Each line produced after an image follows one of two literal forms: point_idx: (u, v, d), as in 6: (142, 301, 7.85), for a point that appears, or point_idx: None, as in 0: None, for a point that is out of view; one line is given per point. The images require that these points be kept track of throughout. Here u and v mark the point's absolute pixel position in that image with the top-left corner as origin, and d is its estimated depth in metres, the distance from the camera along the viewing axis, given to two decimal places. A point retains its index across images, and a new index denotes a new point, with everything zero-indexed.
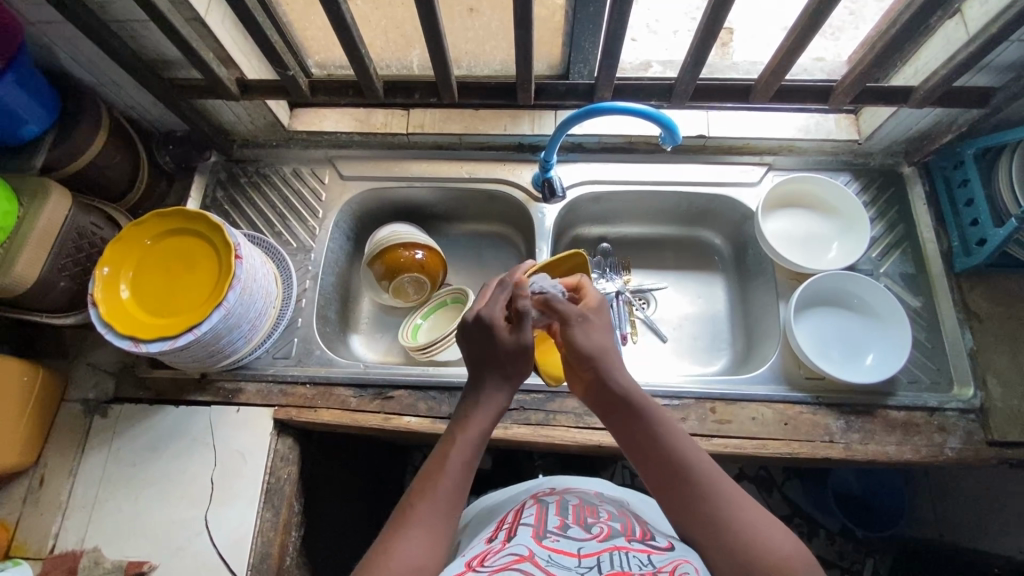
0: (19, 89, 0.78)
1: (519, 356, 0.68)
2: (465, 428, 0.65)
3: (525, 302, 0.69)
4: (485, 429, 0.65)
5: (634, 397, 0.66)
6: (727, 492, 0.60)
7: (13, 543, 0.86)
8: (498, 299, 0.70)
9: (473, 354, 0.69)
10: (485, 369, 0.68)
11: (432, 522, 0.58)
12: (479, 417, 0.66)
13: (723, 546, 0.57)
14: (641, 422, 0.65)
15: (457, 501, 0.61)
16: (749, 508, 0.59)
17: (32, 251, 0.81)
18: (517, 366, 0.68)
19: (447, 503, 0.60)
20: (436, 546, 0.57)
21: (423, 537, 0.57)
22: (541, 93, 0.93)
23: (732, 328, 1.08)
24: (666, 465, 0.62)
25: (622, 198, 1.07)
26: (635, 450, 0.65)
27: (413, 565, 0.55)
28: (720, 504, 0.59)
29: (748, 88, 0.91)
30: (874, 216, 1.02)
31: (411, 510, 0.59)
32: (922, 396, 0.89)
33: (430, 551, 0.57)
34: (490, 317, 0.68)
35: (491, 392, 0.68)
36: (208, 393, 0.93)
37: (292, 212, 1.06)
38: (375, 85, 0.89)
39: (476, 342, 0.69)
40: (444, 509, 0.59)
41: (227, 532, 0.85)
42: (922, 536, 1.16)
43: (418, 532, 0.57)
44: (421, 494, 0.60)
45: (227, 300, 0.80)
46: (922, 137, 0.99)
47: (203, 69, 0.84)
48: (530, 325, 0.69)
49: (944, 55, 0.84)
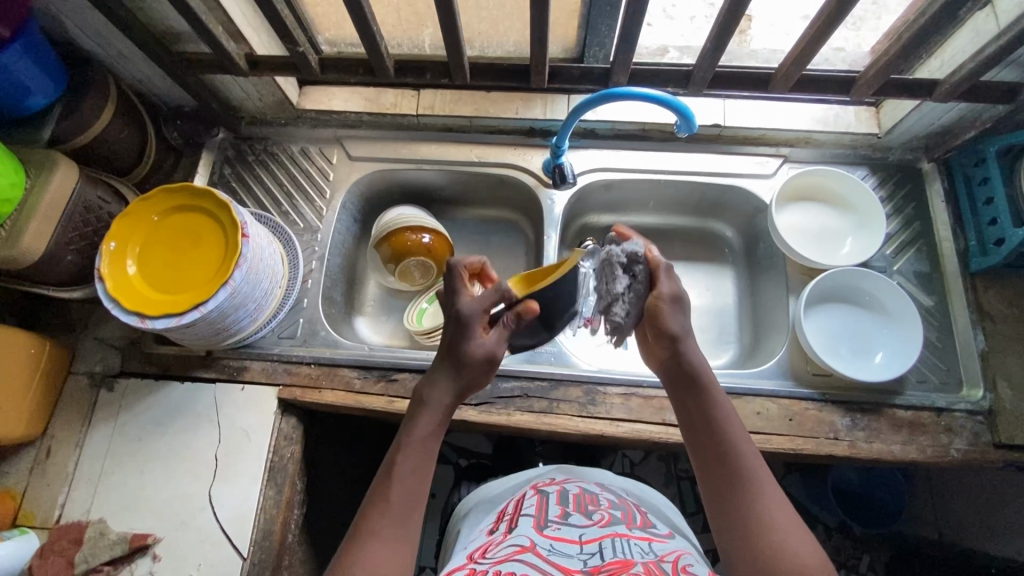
0: (27, 59, 0.77)
1: (482, 368, 0.69)
2: (412, 432, 0.65)
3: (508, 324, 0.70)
4: (432, 436, 0.66)
5: (703, 377, 0.68)
6: (761, 484, 0.61)
7: (21, 512, 0.87)
8: (490, 296, 0.70)
9: (445, 343, 0.70)
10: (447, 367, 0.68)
11: (388, 533, 0.60)
12: (425, 421, 0.66)
13: (744, 534, 0.59)
14: (703, 401, 0.67)
15: (410, 509, 0.62)
16: (774, 501, 0.60)
17: (39, 224, 0.80)
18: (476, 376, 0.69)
19: (399, 513, 0.61)
20: (397, 558, 0.59)
21: (384, 551, 0.58)
22: (556, 77, 0.91)
23: (740, 322, 1.07)
24: (713, 447, 0.64)
25: (634, 186, 1.05)
26: (689, 429, 0.67)
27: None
28: (754, 493, 0.61)
29: (768, 77, 0.89)
30: (890, 212, 1.00)
31: (368, 524, 0.60)
32: (930, 395, 0.89)
33: (393, 561, 0.58)
34: (474, 320, 0.68)
35: (439, 392, 0.67)
36: (213, 370, 0.93)
37: (300, 191, 1.05)
38: (386, 64, 0.87)
39: (454, 336, 0.69)
40: (399, 519, 0.61)
41: (231, 508, 0.86)
42: (920, 535, 1.16)
43: (375, 547, 0.58)
44: (374, 508, 0.61)
45: (233, 279, 0.79)
46: (943, 133, 0.96)
47: (212, 43, 0.82)
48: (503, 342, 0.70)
49: (973, 48, 0.81)
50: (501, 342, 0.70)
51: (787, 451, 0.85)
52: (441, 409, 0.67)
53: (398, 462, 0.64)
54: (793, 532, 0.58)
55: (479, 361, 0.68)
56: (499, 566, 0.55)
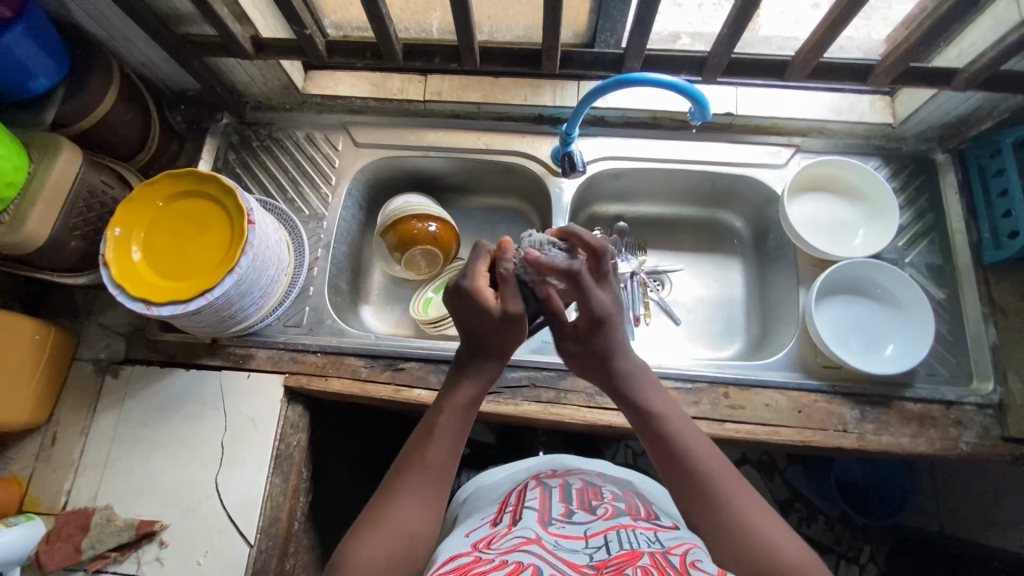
0: (29, 42, 0.75)
1: (510, 326, 0.65)
2: (452, 401, 0.66)
3: (509, 274, 0.65)
4: (475, 401, 0.66)
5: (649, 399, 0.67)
6: (729, 481, 0.61)
7: (26, 498, 0.87)
8: (477, 265, 0.68)
9: (462, 327, 0.68)
10: (475, 341, 0.67)
11: (417, 489, 0.61)
12: (468, 388, 0.67)
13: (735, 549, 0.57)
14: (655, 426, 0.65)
15: (444, 470, 0.63)
16: (744, 496, 0.61)
17: (42, 209, 0.79)
18: (509, 336, 0.66)
19: (436, 474, 0.62)
20: (428, 513, 0.60)
21: (417, 506, 0.60)
22: (567, 63, 0.90)
23: (748, 313, 1.07)
24: (678, 465, 0.63)
25: (644, 175, 1.04)
26: (646, 443, 0.66)
27: (406, 532, 0.58)
28: (724, 493, 0.60)
29: (784, 64, 0.87)
30: (903, 203, 0.98)
31: (400, 481, 0.62)
32: (940, 388, 0.88)
33: (423, 517, 0.60)
34: (471, 288, 0.65)
35: (482, 363, 0.68)
36: (218, 358, 0.93)
37: (305, 178, 1.04)
38: (394, 48, 0.85)
39: (462, 312, 0.67)
40: (432, 479, 0.62)
41: (237, 495, 0.86)
42: (923, 526, 1.16)
43: (408, 500, 0.60)
44: (408, 465, 0.62)
45: (240, 266, 0.79)
46: (960, 123, 0.95)
47: (218, 25, 0.80)
48: (517, 292, 0.65)
49: (994, 36, 0.79)
50: (514, 297, 0.65)
51: (796, 443, 0.85)
52: (487, 374, 0.68)
53: (439, 422, 0.65)
54: (768, 520, 0.59)
55: (502, 321, 0.65)
56: (506, 556, 0.54)
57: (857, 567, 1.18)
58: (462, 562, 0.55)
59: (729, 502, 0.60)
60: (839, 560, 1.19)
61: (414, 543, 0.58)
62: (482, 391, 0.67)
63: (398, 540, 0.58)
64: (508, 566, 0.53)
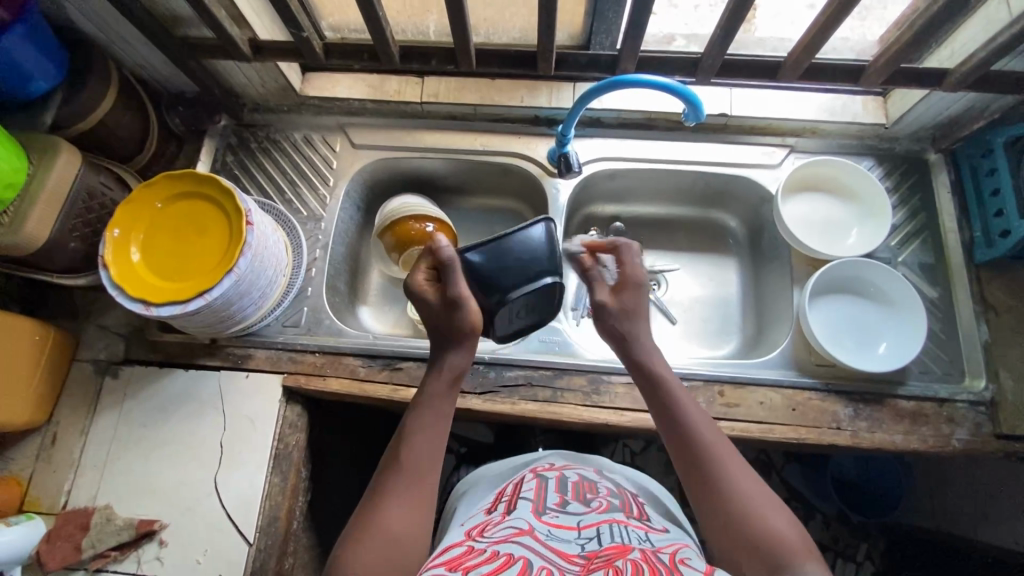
0: (27, 44, 0.76)
1: (454, 311, 0.70)
2: (420, 397, 0.69)
3: (439, 262, 0.71)
4: (444, 394, 0.69)
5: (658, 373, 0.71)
6: (728, 459, 0.63)
7: (26, 498, 0.87)
8: (418, 266, 0.74)
9: (424, 327, 0.73)
10: (436, 337, 0.71)
11: (400, 492, 0.62)
12: (433, 381, 0.70)
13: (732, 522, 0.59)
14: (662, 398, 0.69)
15: (428, 472, 0.64)
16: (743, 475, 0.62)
17: (42, 210, 0.80)
18: (460, 321, 0.70)
19: (416, 473, 0.63)
20: (414, 515, 0.61)
21: (400, 507, 0.61)
22: (562, 65, 0.91)
23: (743, 312, 1.08)
24: (681, 435, 0.66)
25: (640, 175, 1.05)
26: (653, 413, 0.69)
27: (393, 535, 0.58)
28: (720, 463, 0.62)
29: (777, 66, 0.88)
30: (896, 203, 0.99)
31: (384, 486, 0.63)
32: (932, 386, 0.89)
33: (408, 517, 0.60)
34: (412, 288, 0.72)
35: (448, 355, 0.70)
36: (218, 358, 0.93)
37: (303, 179, 1.04)
38: (391, 49, 0.86)
39: (417, 314, 0.73)
40: (414, 479, 0.63)
41: (236, 495, 0.86)
42: (918, 524, 1.17)
43: (392, 503, 0.61)
44: (390, 470, 0.64)
45: (238, 267, 0.79)
46: (951, 123, 0.96)
47: (216, 28, 0.81)
48: (452, 277, 0.70)
49: (984, 37, 0.80)
50: (457, 281, 0.70)
51: (790, 440, 0.86)
52: (455, 362, 0.70)
53: (410, 424, 0.67)
54: (761, 496, 0.60)
55: (449, 307, 0.70)
56: (497, 546, 0.55)
57: (854, 564, 1.20)
58: (455, 555, 0.55)
59: (724, 477, 0.61)
60: (835, 558, 1.20)
61: (400, 546, 0.58)
62: (450, 381, 0.69)
63: (385, 543, 0.58)
64: (498, 559, 0.53)
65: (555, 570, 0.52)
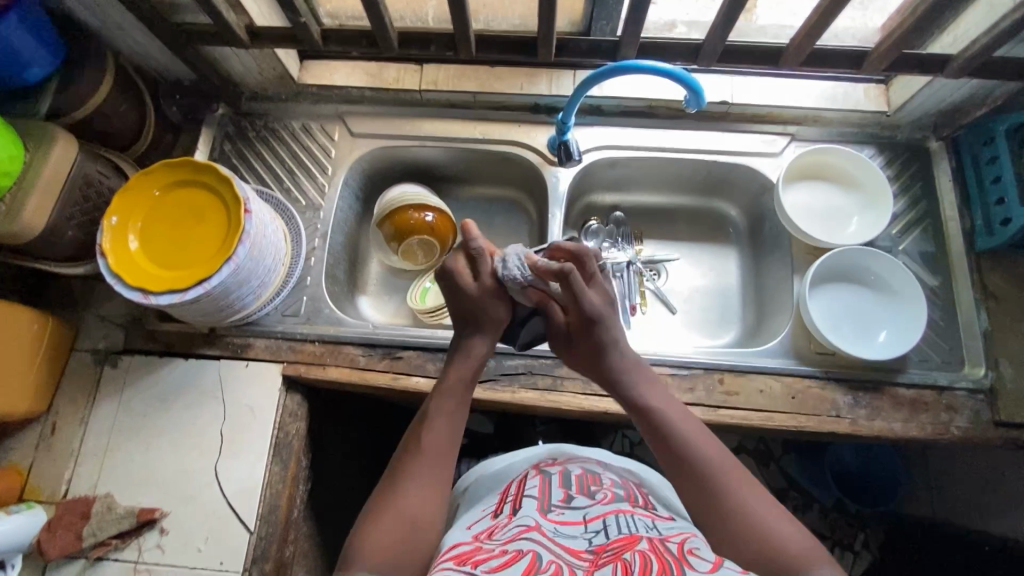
0: (22, 31, 0.75)
1: (489, 297, 0.73)
2: (445, 381, 0.70)
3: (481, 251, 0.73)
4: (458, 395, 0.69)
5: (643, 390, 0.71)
6: (729, 471, 0.63)
7: (27, 487, 0.88)
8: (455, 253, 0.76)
9: (453, 310, 0.75)
10: (470, 320, 0.74)
11: (419, 476, 0.62)
12: (461, 367, 0.71)
13: (737, 533, 0.58)
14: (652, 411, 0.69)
15: (442, 455, 0.64)
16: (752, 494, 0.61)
17: (39, 198, 0.79)
18: (495, 309, 0.73)
19: (435, 456, 0.64)
20: (432, 500, 0.61)
21: (419, 492, 0.61)
22: (563, 50, 0.90)
23: (743, 302, 1.07)
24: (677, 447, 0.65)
25: (641, 163, 1.04)
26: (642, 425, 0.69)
27: (410, 518, 0.59)
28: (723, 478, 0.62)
29: (779, 52, 0.88)
30: (898, 191, 0.99)
31: (402, 468, 0.63)
32: (932, 374, 0.89)
33: (425, 505, 0.61)
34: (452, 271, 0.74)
35: (473, 339, 0.74)
36: (217, 347, 0.93)
37: (301, 167, 1.04)
38: (390, 36, 0.85)
39: (452, 294, 0.75)
40: (434, 462, 0.64)
41: (236, 482, 0.86)
42: (916, 514, 1.17)
43: (413, 486, 0.61)
44: (410, 453, 0.65)
45: (238, 255, 0.79)
46: (953, 111, 0.95)
47: (212, 13, 0.80)
48: (489, 265, 0.73)
49: (987, 22, 0.79)
50: (490, 269, 0.73)
51: (789, 428, 0.86)
52: (481, 348, 0.73)
53: (434, 407, 0.68)
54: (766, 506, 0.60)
55: (482, 292, 0.73)
56: (508, 545, 0.55)
57: (851, 554, 1.20)
58: (463, 551, 0.56)
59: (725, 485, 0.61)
60: (833, 547, 1.21)
61: (417, 528, 0.59)
62: (473, 368, 0.71)
63: (401, 524, 0.58)
64: (507, 555, 0.53)
65: (564, 565, 0.52)
